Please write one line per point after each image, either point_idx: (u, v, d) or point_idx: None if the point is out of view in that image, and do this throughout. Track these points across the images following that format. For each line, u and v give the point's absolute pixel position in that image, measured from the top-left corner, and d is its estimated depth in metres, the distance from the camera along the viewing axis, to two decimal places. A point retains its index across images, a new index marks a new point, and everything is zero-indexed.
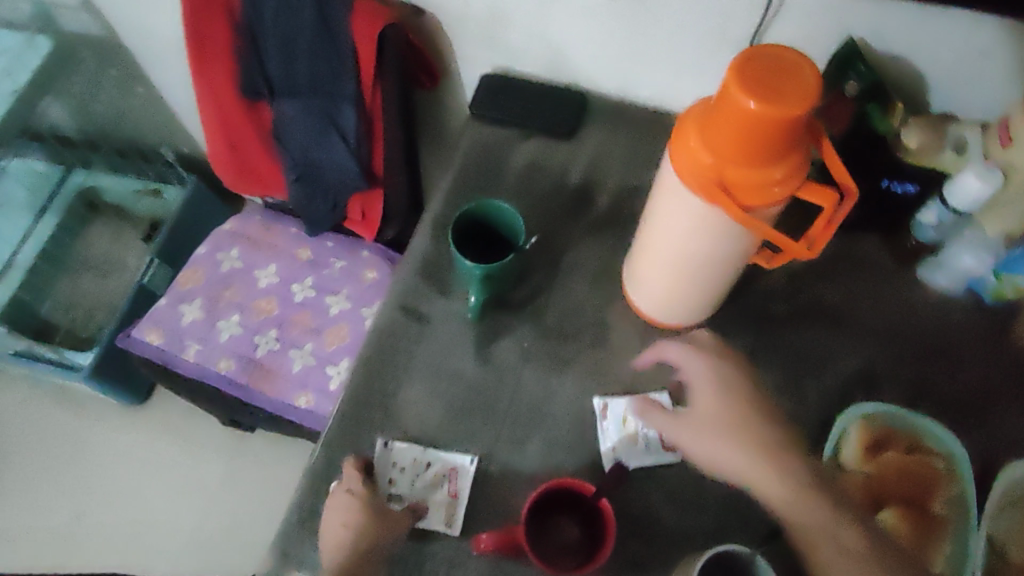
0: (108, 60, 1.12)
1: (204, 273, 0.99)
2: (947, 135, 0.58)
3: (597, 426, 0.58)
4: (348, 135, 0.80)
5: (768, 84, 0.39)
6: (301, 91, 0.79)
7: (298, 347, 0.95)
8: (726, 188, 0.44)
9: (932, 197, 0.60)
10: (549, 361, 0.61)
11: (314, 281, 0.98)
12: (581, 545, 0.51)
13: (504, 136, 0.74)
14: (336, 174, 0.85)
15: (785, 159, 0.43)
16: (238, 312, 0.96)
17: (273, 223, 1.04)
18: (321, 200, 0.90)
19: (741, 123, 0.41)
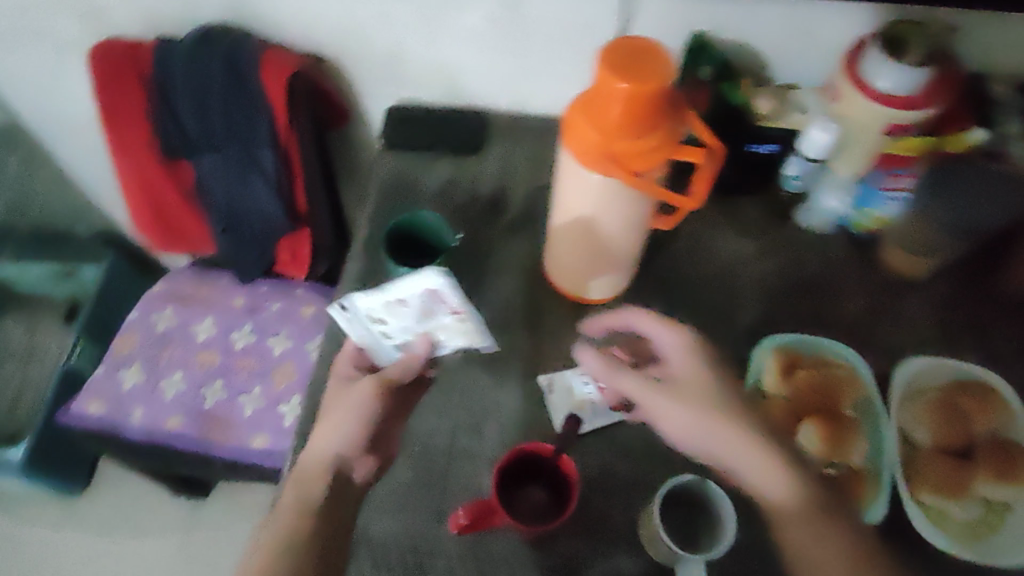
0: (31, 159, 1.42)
1: (139, 337, 1.33)
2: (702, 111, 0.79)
3: (547, 399, 0.87)
4: (269, 175, 1.17)
5: (630, 72, 0.65)
6: (217, 141, 1.14)
7: (245, 392, 1.30)
8: (613, 156, 0.69)
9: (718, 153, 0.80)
10: (484, 296, 0.94)
11: (253, 327, 1.34)
12: (546, 505, 0.78)
13: (424, 158, 1.07)
14: (260, 215, 1.23)
15: (655, 130, 0.68)
16: (180, 369, 1.30)
17: (203, 276, 1.41)
18: (250, 244, 1.28)
19: (621, 105, 0.66)
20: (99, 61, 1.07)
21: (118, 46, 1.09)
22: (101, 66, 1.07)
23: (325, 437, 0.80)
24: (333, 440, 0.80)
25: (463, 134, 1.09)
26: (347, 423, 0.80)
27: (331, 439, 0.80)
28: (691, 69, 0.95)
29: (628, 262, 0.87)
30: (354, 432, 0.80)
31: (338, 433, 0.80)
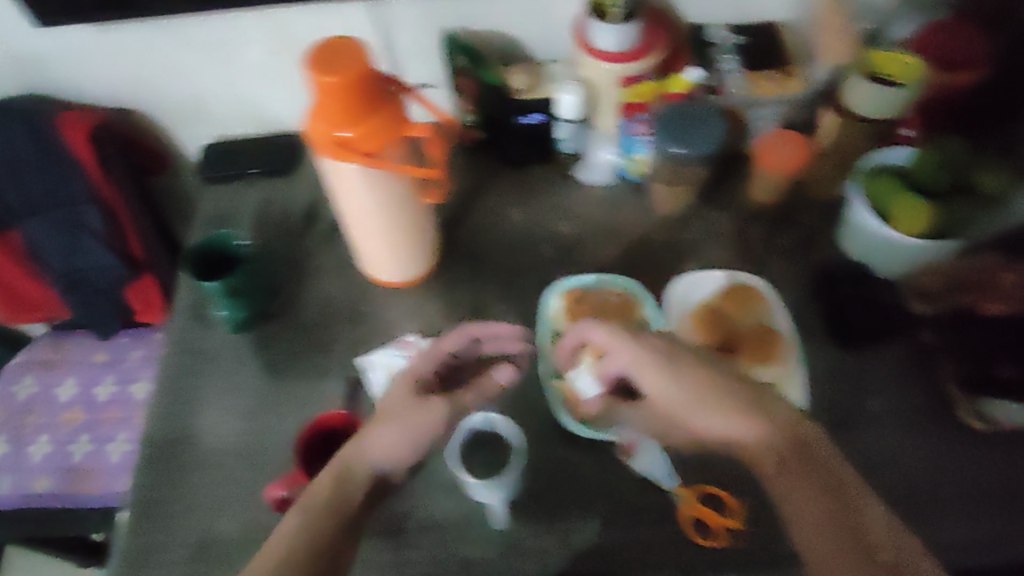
0: None
1: (4, 406, 1.46)
2: None
3: (366, 381, 1.03)
4: (95, 230, 1.40)
5: (331, 68, 0.81)
6: (46, 211, 1.38)
7: (111, 440, 1.42)
8: (347, 146, 0.87)
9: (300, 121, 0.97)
10: (278, 297, 1.16)
11: (113, 382, 1.49)
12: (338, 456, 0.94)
13: (234, 187, 1.31)
14: (97, 270, 1.45)
15: (377, 108, 0.86)
16: (48, 431, 1.42)
17: (60, 338, 1.57)
18: (95, 300, 1.48)
19: (339, 95, 0.82)
20: None
21: None
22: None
23: (382, 439, 0.85)
24: (400, 445, 0.85)
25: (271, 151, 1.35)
26: (415, 430, 0.86)
27: (395, 451, 0.85)
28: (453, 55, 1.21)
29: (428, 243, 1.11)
30: (420, 440, 0.87)
31: (392, 443, 0.85)
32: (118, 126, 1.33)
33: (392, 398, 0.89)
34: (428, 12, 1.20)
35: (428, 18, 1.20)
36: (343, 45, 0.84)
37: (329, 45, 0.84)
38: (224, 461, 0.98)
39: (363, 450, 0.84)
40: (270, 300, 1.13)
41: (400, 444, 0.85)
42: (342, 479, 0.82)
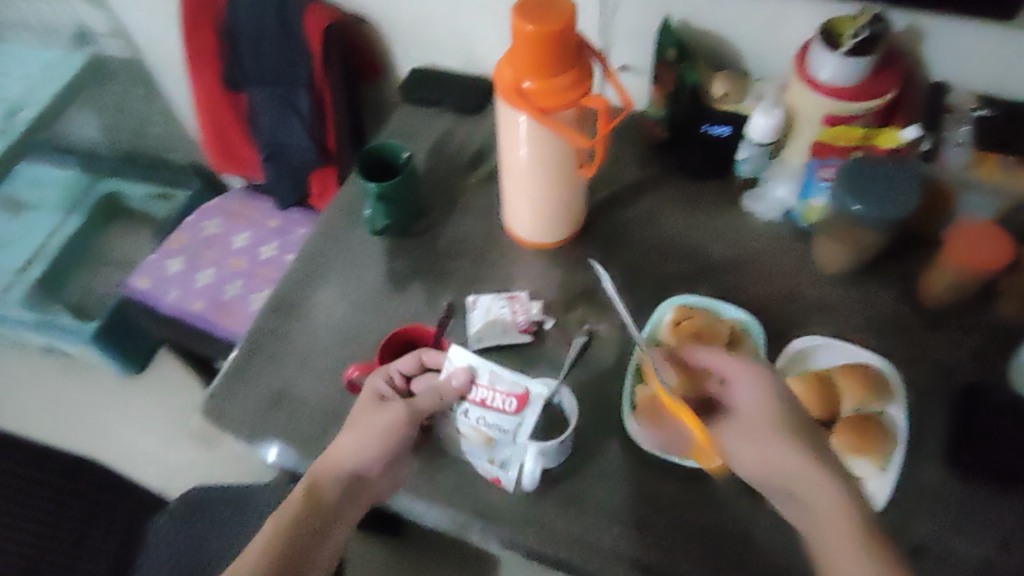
0: (136, 81, 1.31)
1: (188, 236, 1.11)
2: (748, 89, 0.77)
3: (468, 318, 0.75)
4: (302, 115, 0.99)
5: (535, 16, 0.58)
6: (267, 81, 0.97)
7: (258, 293, 1.05)
8: (527, 98, 0.61)
9: (743, 137, 0.76)
10: (526, 280, 0.79)
11: (280, 244, 1.10)
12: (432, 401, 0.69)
13: (464, 82, 0.97)
14: (296, 151, 1.03)
15: (564, 70, 0.61)
16: (213, 266, 1.07)
17: (250, 199, 1.16)
18: (286, 176, 1.07)
19: (525, 46, 0.59)
20: None
21: None
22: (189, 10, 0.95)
23: (346, 444, 0.62)
24: (781, 481, 0.53)
25: (465, 94, 0.95)
26: (800, 483, 0.53)
27: (358, 443, 0.61)
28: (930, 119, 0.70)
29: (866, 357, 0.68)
30: (374, 442, 0.61)
31: (361, 448, 0.61)
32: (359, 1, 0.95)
33: (753, 408, 0.56)
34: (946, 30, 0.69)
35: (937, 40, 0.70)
36: (851, 97, 0.68)
37: (856, 84, 0.68)
38: (325, 350, 0.76)
39: (329, 458, 0.62)
40: (473, 231, 0.84)
41: (367, 453, 0.61)
42: (812, 518, 0.52)
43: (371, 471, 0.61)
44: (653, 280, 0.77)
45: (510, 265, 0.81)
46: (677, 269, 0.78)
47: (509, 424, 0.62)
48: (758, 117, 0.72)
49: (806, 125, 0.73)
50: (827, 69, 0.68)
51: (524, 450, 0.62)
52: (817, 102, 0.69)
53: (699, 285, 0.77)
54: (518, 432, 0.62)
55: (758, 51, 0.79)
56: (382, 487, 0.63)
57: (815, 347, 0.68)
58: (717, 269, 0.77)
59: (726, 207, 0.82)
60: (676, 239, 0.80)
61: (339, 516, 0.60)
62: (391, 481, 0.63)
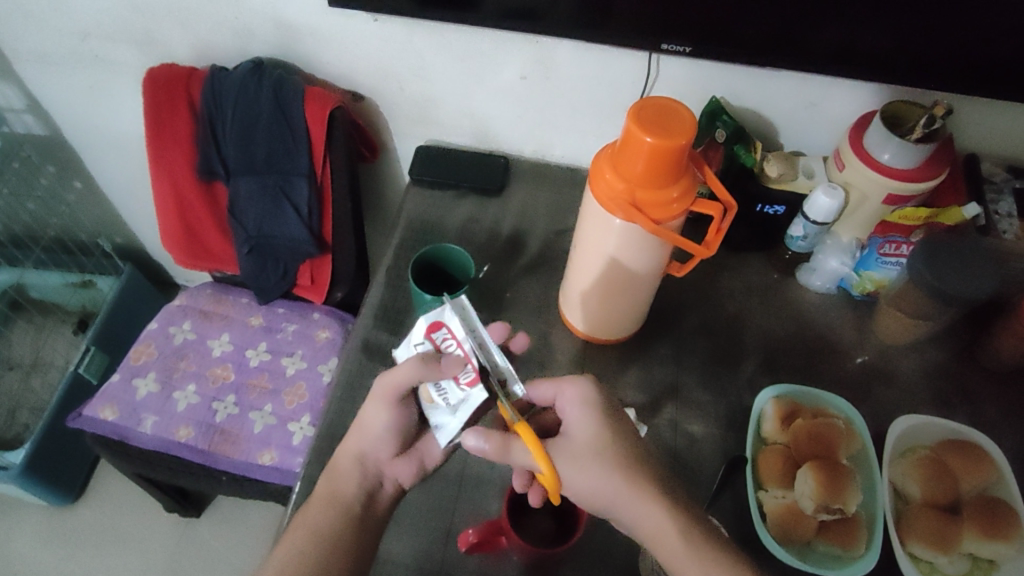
0: (52, 157, 1.12)
1: (157, 346, 0.93)
2: (797, 167, 0.76)
3: None
4: (299, 206, 0.86)
5: (657, 125, 0.53)
6: (256, 171, 0.85)
7: (257, 410, 0.90)
8: (637, 209, 0.57)
9: (798, 215, 0.76)
10: (605, 379, 0.73)
11: (269, 345, 0.95)
12: (554, 536, 0.60)
13: (483, 158, 0.89)
14: (288, 245, 0.89)
15: (678, 179, 0.56)
16: (193, 381, 0.91)
17: (223, 295, 0.99)
18: (272, 268, 0.93)
19: (643, 158, 0.54)
20: (151, 86, 0.81)
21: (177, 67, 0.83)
22: (155, 94, 0.81)
23: (371, 416, 0.58)
24: (605, 505, 0.53)
25: (485, 174, 0.88)
26: (632, 503, 0.53)
27: (375, 417, 0.58)
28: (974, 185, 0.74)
29: (948, 433, 0.68)
30: (387, 420, 0.58)
31: (374, 428, 0.58)
32: (359, 77, 0.84)
33: (584, 433, 0.54)
34: (984, 106, 0.73)
35: (974, 115, 0.74)
36: (912, 180, 0.69)
37: (918, 167, 0.69)
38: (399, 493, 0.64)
39: (352, 435, 0.59)
40: (529, 328, 0.76)
41: (380, 432, 0.58)
42: (659, 530, 0.52)
43: (382, 450, 0.59)
44: (735, 365, 0.75)
45: (581, 365, 0.74)
46: (752, 354, 0.75)
47: (453, 396, 0.55)
48: (820, 197, 0.71)
49: (865, 205, 0.73)
50: (886, 152, 0.68)
51: (454, 428, 0.56)
52: (881, 184, 0.70)
53: (780, 367, 0.75)
54: (456, 410, 0.55)
55: (800, 127, 0.79)
56: (404, 467, 0.61)
57: (919, 426, 0.68)
58: (789, 349, 0.76)
59: (780, 281, 0.81)
60: (741, 320, 0.78)
61: (370, 493, 0.59)
62: (409, 463, 0.61)
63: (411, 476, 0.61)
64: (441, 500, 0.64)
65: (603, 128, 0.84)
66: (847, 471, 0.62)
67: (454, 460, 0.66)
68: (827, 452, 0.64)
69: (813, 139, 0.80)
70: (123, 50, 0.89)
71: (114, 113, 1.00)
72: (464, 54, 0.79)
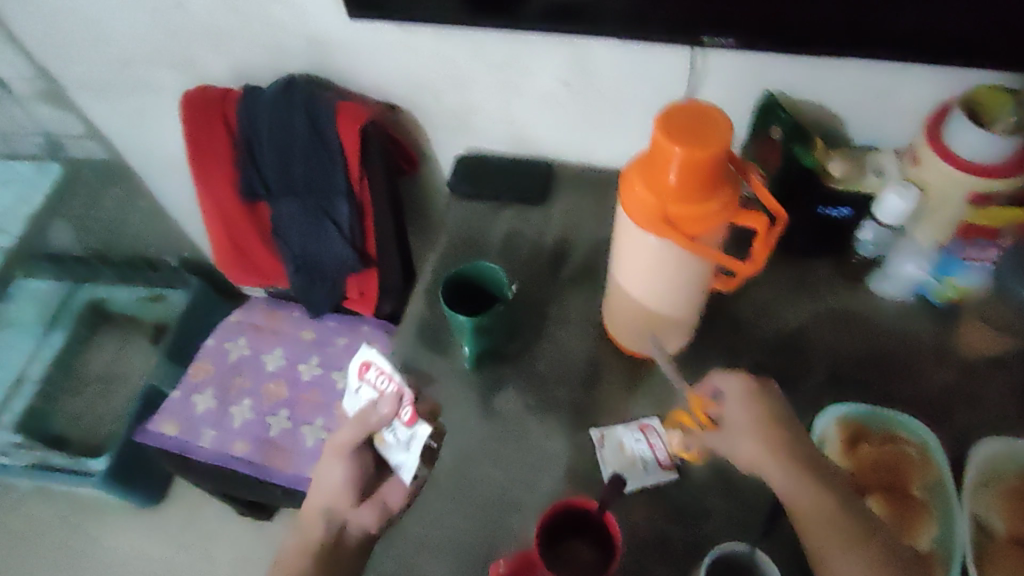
0: (112, 178, 1.16)
1: (214, 363, 0.97)
2: (864, 164, 0.69)
3: (597, 455, 0.66)
4: (340, 222, 0.86)
5: (691, 134, 0.49)
6: (294, 188, 0.85)
7: (309, 424, 0.92)
8: (672, 225, 0.53)
9: (868, 217, 0.69)
10: (654, 399, 0.69)
11: (320, 359, 0.96)
12: (592, 566, 0.57)
13: (522, 166, 0.86)
14: (332, 259, 0.90)
15: (719, 189, 0.52)
16: (249, 396, 0.94)
17: (277, 309, 1.01)
18: (320, 282, 0.93)
19: (676, 171, 0.50)
20: (188, 109, 0.82)
21: (212, 90, 0.84)
22: (193, 117, 0.83)
23: (325, 474, 0.66)
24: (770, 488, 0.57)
25: (526, 182, 0.85)
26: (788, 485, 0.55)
27: (326, 473, 0.66)
28: None
29: None
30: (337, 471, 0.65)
31: (327, 483, 0.66)
32: (391, 89, 0.83)
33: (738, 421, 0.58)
34: None
35: None
36: (995, 175, 0.61)
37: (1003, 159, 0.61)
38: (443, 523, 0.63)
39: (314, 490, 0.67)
40: (573, 345, 0.74)
41: (333, 484, 0.65)
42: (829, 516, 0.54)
43: (340, 501, 0.65)
44: (799, 381, 0.69)
45: (627, 385, 0.70)
46: (815, 370, 0.70)
47: (400, 433, 0.63)
48: (892, 200, 0.64)
49: (948, 204, 0.65)
50: (970, 144, 0.61)
51: (411, 460, 0.63)
52: (961, 182, 0.63)
53: (846, 383, 0.69)
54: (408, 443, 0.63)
55: (867, 117, 0.72)
56: (365, 513, 0.64)
57: (1003, 454, 0.62)
58: (857, 363, 0.70)
59: (846, 287, 0.75)
60: (804, 332, 0.72)
61: (339, 539, 0.65)
62: (371, 509, 0.64)
63: (371, 523, 0.63)
64: (486, 530, 0.63)
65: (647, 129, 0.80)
66: (919, 505, 0.59)
67: (497, 488, 0.65)
68: (893, 484, 0.60)
69: (887, 127, 0.72)
70: (165, 75, 0.91)
71: (165, 137, 1.03)
72: (496, 62, 0.76)
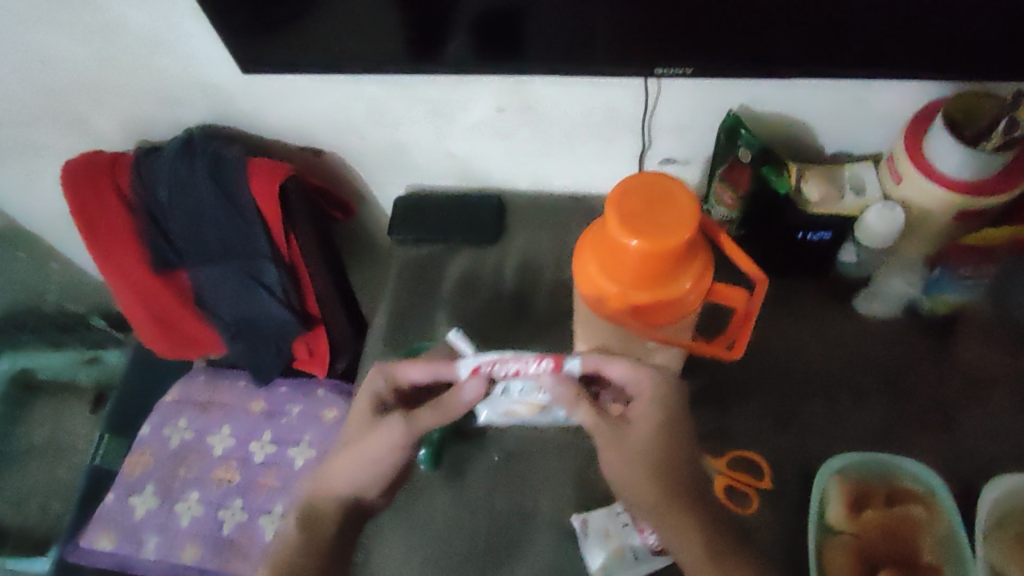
0: (19, 245, 1.05)
1: (153, 454, 0.88)
2: (841, 180, 0.62)
3: (581, 544, 0.59)
4: (272, 288, 0.77)
5: (647, 220, 0.43)
6: (216, 260, 0.76)
7: (267, 513, 0.84)
8: (636, 310, 0.47)
9: (848, 239, 0.63)
10: None
11: (273, 434, 0.88)
12: None
13: (468, 201, 0.77)
14: (268, 326, 0.82)
15: (684, 269, 0.46)
16: (196, 488, 0.86)
17: (216, 380, 0.93)
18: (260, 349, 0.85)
19: (634, 260, 0.44)
20: (75, 183, 0.72)
21: (100, 155, 0.73)
22: (81, 197, 0.72)
23: (371, 455, 0.56)
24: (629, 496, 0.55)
25: (474, 220, 0.76)
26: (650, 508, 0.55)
27: (365, 466, 0.57)
28: None
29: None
30: (389, 453, 0.56)
31: (368, 467, 0.57)
32: (310, 134, 0.73)
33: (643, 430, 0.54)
34: None
35: None
36: (985, 194, 0.55)
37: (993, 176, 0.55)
38: None
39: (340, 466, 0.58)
40: None
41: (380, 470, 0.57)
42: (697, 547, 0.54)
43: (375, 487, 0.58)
44: (801, 425, 0.63)
45: None
46: (807, 412, 0.64)
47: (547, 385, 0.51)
48: (874, 220, 0.57)
49: (928, 221, 0.59)
50: (948, 157, 0.54)
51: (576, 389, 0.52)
52: (947, 201, 0.56)
53: (842, 422, 0.63)
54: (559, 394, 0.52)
55: (839, 126, 0.65)
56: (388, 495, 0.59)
57: (1006, 499, 0.57)
58: (853, 400, 0.64)
59: (836, 309, 0.68)
60: (792, 367, 0.66)
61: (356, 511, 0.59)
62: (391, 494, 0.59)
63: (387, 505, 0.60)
64: None
65: (601, 152, 0.71)
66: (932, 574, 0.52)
67: None
68: (907, 554, 0.53)
69: (864, 137, 0.66)
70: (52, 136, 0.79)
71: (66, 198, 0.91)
72: (425, 100, 0.67)
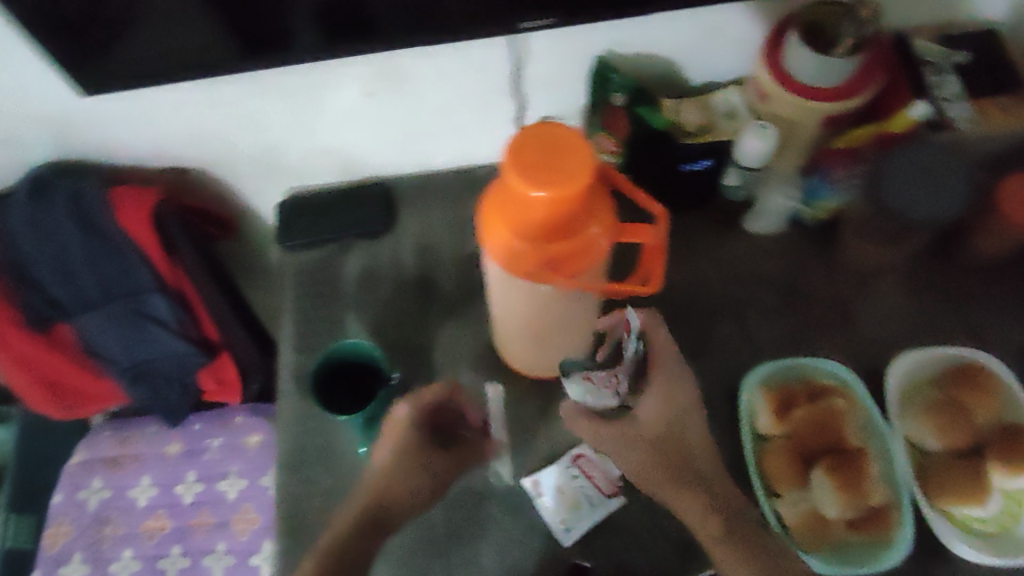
0: None
1: (72, 521, 0.81)
2: (714, 109, 0.65)
3: (535, 505, 0.59)
4: (166, 322, 0.72)
5: (547, 169, 0.42)
6: (96, 304, 0.70)
7: (210, 552, 0.80)
8: (550, 264, 0.47)
9: (728, 165, 0.65)
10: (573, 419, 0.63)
11: (197, 473, 0.83)
12: None
13: (354, 193, 0.74)
14: (171, 361, 0.76)
15: (590, 215, 0.46)
16: (127, 545, 0.80)
17: (125, 432, 0.86)
18: (166, 389, 0.79)
19: (541, 212, 0.43)
20: None
21: None
22: None
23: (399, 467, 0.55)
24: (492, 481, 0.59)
25: (365, 212, 0.73)
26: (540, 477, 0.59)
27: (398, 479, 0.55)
28: (906, 76, 0.63)
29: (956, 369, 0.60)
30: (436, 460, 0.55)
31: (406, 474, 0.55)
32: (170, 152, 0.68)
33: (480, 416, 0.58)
34: None
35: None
36: (847, 96, 0.58)
37: (851, 80, 0.58)
38: None
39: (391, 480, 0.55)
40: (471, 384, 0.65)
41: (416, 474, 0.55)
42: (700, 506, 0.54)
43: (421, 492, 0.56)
44: (715, 349, 0.66)
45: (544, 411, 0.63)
46: (720, 334, 0.66)
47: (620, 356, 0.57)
48: (749, 142, 0.60)
49: (797, 131, 0.62)
50: (806, 66, 0.57)
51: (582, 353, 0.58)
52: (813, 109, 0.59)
53: (753, 337, 0.66)
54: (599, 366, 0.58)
55: (699, 56, 0.67)
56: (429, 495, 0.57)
57: (910, 373, 0.61)
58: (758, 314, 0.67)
59: (727, 232, 0.71)
60: (698, 293, 0.68)
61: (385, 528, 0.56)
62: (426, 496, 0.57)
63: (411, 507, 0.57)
64: None
65: (479, 121, 0.71)
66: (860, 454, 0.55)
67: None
68: (837, 442, 0.56)
69: (722, 63, 0.68)
70: None
71: None
72: (289, 95, 0.63)
